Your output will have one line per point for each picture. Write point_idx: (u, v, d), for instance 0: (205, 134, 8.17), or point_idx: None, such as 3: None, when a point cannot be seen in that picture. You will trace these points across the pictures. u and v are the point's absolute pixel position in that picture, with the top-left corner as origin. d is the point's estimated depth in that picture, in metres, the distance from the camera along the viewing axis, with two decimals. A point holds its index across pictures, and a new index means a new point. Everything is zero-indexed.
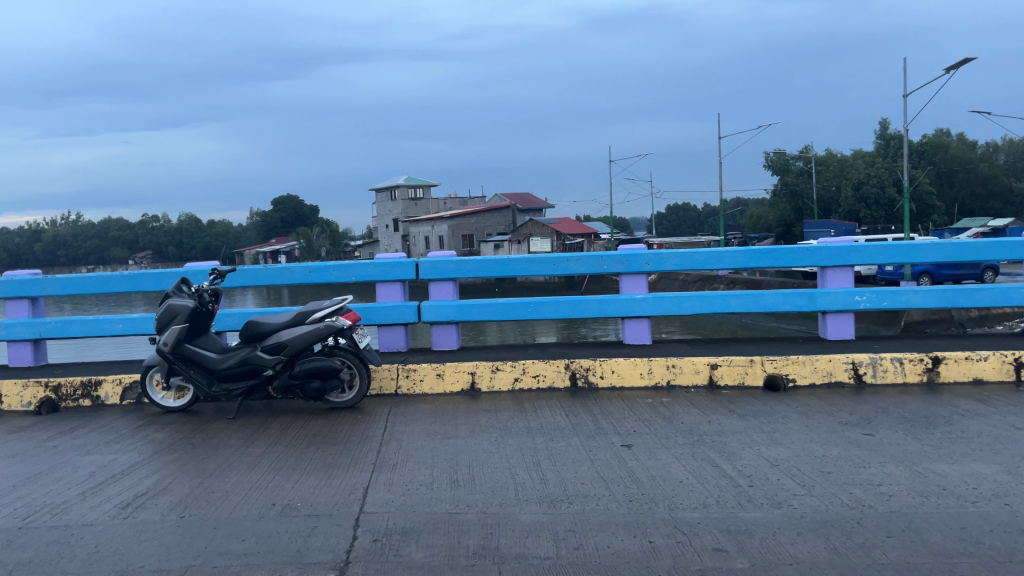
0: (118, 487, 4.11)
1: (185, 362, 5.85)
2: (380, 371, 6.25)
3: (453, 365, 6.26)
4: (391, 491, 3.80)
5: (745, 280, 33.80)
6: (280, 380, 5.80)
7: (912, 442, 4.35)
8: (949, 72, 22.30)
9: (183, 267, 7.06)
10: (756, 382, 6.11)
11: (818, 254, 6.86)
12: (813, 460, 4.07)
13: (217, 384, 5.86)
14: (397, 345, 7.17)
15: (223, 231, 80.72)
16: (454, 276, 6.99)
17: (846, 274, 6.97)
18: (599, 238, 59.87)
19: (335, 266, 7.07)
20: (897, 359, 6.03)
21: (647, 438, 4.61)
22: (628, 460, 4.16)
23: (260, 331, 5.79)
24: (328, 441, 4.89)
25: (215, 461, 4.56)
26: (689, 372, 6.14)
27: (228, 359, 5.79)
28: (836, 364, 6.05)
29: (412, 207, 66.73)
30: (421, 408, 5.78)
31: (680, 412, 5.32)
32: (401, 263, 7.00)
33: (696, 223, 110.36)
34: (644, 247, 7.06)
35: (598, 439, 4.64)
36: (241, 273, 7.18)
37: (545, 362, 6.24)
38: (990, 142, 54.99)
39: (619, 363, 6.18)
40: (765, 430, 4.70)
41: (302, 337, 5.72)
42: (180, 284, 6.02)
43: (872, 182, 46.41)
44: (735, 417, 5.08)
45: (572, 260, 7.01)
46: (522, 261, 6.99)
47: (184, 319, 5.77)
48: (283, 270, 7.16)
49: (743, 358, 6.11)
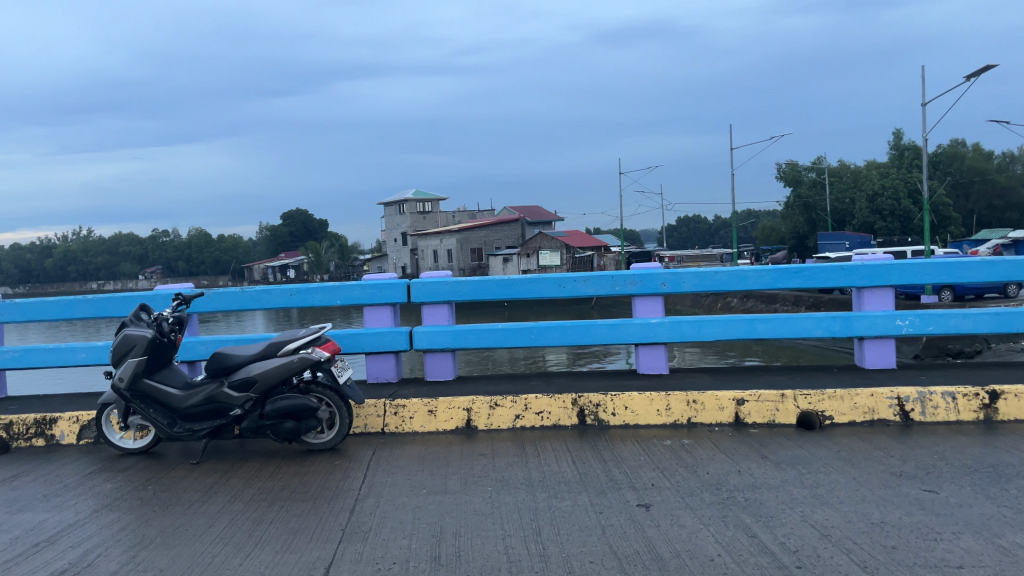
0: (36, 563, 3.45)
1: (144, 400, 5.20)
2: (365, 408, 5.59)
3: (446, 401, 5.60)
4: (358, 572, 3.13)
5: (760, 296, 32.99)
6: (250, 420, 5.15)
7: (985, 503, 3.65)
8: (971, 79, 21.63)
9: (153, 289, 6.44)
10: (787, 419, 5.41)
11: (855, 273, 6.13)
12: (870, 529, 3.38)
13: (180, 424, 5.20)
14: (387, 376, 6.50)
15: (232, 245, 80.48)
16: (449, 298, 6.30)
17: (885, 297, 6.23)
18: (610, 252, 59.38)
19: (319, 288, 6.39)
20: (949, 394, 5.32)
21: (668, 495, 3.92)
22: (646, 529, 3.47)
23: (227, 364, 5.13)
24: (296, 495, 4.23)
25: (160, 524, 3.90)
26: (712, 409, 5.45)
27: (192, 396, 5.14)
28: (879, 400, 5.35)
29: (422, 221, 66.21)
30: (409, 452, 5.10)
31: (705, 458, 4.63)
32: (391, 284, 6.32)
33: (707, 236, 109.49)
34: (660, 265, 6.35)
35: (610, 496, 3.96)
36: (215, 296, 6.51)
37: (549, 398, 5.57)
38: (1006, 152, 54.00)
39: (633, 399, 5.50)
40: (806, 485, 4.00)
41: (273, 373, 5.06)
42: (139, 310, 5.32)
43: (887, 193, 45.64)
44: (769, 466, 4.38)
45: (580, 280, 6.31)
46: (525, 282, 6.30)
47: (142, 352, 5.11)
48: (262, 292, 6.49)
49: (773, 394, 5.42)
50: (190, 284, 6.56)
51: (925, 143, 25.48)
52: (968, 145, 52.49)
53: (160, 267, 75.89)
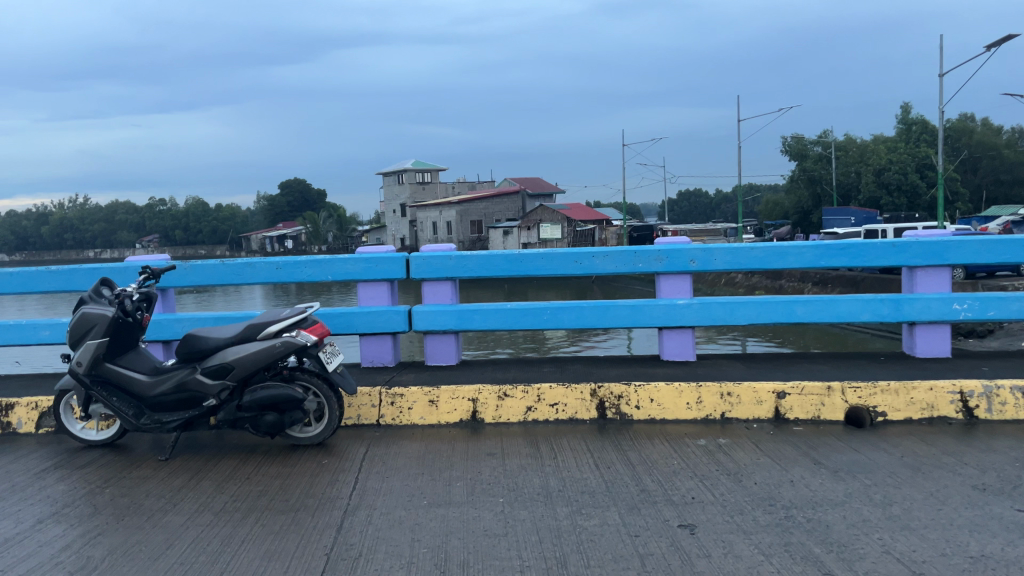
0: None
1: (106, 387, 4.56)
2: (358, 397, 4.98)
3: (449, 391, 4.98)
4: None
5: (764, 273, 32.28)
6: (227, 413, 4.52)
7: None
8: (990, 49, 20.95)
9: (123, 261, 5.82)
10: (834, 415, 4.79)
11: (906, 252, 5.49)
12: (971, 565, 2.76)
13: (146, 415, 4.57)
14: (383, 360, 5.87)
15: (229, 214, 79.29)
16: (452, 274, 5.65)
17: (941, 277, 5.58)
18: (611, 226, 58.58)
19: (308, 262, 5.74)
20: (1019, 390, 4.70)
21: (715, 514, 3.30)
22: (694, 560, 2.86)
23: (200, 347, 4.49)
24: (275, 505, 3.62)
25: (110, 543, 3.28)
26: (749, 403, 4.83)
27: (161, 384, 4.51)
28: (939, 395, 4.74)
29: (421, 191, 65.09)
30: (407, 449, 4.49)
31: (748, 463, 4.01)
32: (388, 259, 5.67)
33: (708, 211, 108.68)
34: (688, 240, 5.70)
35: (646, 513, 3.34)
36: (193, 270, 5.86)
37: (565, 388, 4.95)
38: (1015, 128, 53.10)
39: (660, 390, 4.89)
40: (876, 501, 3.38)
41: (254, 358, 4.43)
42: (101, 286, 4.65)
43: (894, 168, 44.74)
44: (826, 475, 3.76)
45: (598, 256, 5.66)
46: (537, 257, 5.65)
47: (102, 333, 4.46)
48: (245, 265, 5.84)
49: (819, 387, 4.80)
50: (165, 256, 5.92)
51: (942, 117, 24.70)
52: (977, 122, 51.59)
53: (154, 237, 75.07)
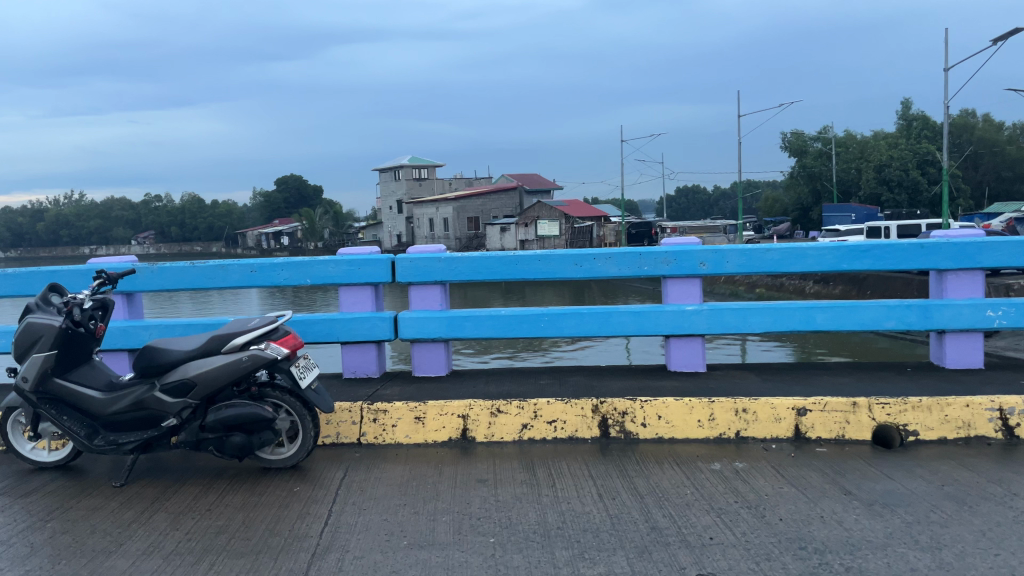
0: None
1: (55, 405, 4.10)
2: (338, 414, 4.54)
3: (437, 406, 4.53)
4: None
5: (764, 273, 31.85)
6: (189, 434, 4.08)
7: None
8: (996, 43, 20.60)
9: (86, 264, 5.38)
10: (861, 434, 4.34)
11: (936, 253, 5.05)
12: None
13: (100, 436, 4.11)
14: (367, 370, 5.43)
15: (225, 211, 78.62)
16: (441, 278, 5.21)
17: (973, 282, 5.13)
18: (610, 222, 58.21)
19: (285, 264, 5.29)
20: None
21: (738, 561, 2.86)
22: None
23: (159, 361, 4.03)
24: (234, 546, 3.17)
25: None
26: (767, 420, 4.39)
27: (117, 401, 4.05)
28: (976, 412, 4.30)
29: (418, 188, 64.48)
30: (389, 474, 4.04)
31: (771, 493, 3.58)
32: (371, 260, 5.21)
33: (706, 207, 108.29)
34: (698, 241, 5.26)
35: (659, 560, 2.89)
36: (159, 273, 5.41)
37: (565, 403, 4.51)
38: (1016, 125, 52.74)
39: (668, 406, 4.45)
40: (922, 544, 2.94)
41: (218, 374, 3.98)
42: (51, 292, 4.19)
43: (895, 164, 44.32)
44: (860, 509, 3.32)
45: (600, 258, 5.22)
46: (533, 259, 5.20)
47: (49, 345, 4.01)
48: (217, 268, 5.40)
49: (843, 403, 4.37)
50: (132, 258, 5.48)
51: (946, 113, 24.34)
52: (978, 119, 51.21)
53: (150, 234, 74.64)
